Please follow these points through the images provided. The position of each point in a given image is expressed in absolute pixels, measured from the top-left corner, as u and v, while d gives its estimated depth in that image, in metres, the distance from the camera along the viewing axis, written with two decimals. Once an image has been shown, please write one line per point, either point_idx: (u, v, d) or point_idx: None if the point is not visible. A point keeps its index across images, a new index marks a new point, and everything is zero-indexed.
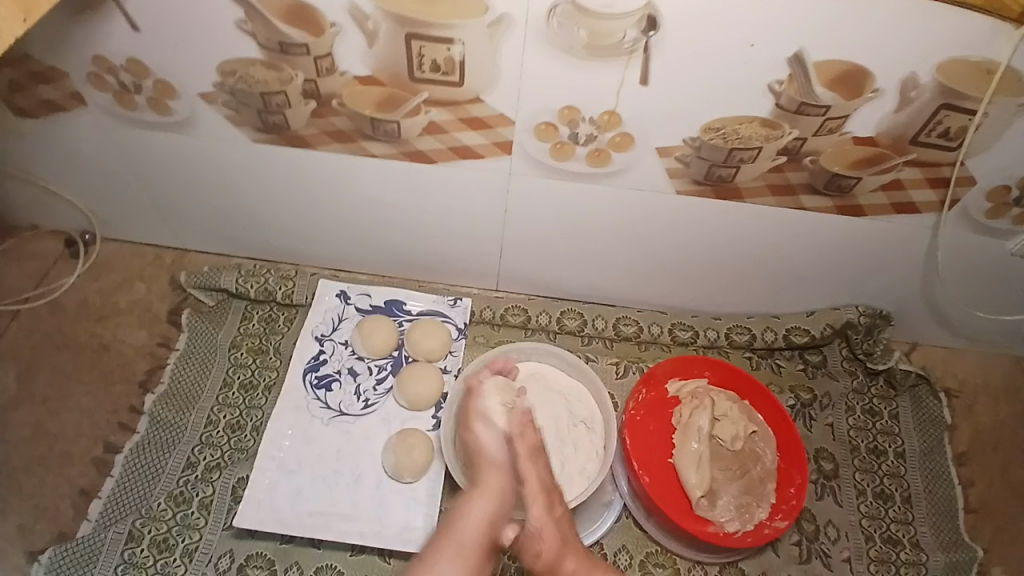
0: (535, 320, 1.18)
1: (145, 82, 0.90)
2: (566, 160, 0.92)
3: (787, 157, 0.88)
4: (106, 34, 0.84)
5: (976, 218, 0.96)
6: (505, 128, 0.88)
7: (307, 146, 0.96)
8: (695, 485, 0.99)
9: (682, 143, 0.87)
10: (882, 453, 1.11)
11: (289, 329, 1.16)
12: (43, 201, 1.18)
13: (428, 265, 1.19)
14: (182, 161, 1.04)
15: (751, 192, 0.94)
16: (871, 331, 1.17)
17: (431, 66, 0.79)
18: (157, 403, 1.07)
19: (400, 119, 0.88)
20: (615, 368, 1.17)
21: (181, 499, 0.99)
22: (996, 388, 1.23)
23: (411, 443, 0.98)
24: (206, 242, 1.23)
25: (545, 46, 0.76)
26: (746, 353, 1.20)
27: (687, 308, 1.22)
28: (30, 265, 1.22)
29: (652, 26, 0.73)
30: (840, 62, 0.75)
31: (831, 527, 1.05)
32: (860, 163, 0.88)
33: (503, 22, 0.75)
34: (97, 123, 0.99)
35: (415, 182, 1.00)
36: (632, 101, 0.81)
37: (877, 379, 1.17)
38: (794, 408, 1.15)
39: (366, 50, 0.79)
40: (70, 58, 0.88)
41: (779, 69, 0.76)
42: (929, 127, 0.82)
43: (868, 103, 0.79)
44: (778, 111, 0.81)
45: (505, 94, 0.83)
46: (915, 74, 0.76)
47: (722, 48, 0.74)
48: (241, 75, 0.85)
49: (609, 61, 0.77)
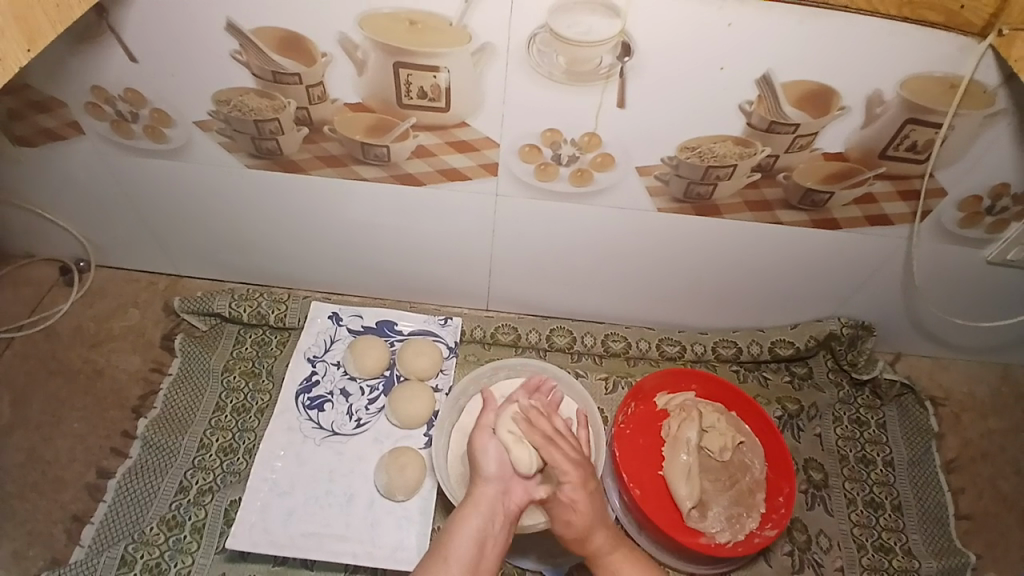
0: (525, 338, 1.20)
1: (143, 112, 0.93)
2: (551, 180, 0.95)
3: (761, 173, 0.92)
4: (105, 66, 0.87)
5: (947, 228, 1.00)
6: (491, 151, 0.92)
7: (300, 171, 0.99)
8: (686, 496, 1.00)
9: (661, 162, 0.91)
10: (870, 461, 1.13)
11: (281, 352, 1.17)
12: (39, 229, 1.20)
13: (419, 286, 1.22)
14: (177, 188, 1.06)
15: (730, 207, 0.98)
16: (854, 341, 1.20)
17: (419, 93, 0.83)
18: (149, 427, 1.08)
19: (389, 144, 0.91)
20: (605, 384, 1.18)
21: (173, 522, 0.99)
22: (978, 396, 1.26)
23: (403, 462, 0.99)
24: (201, 268, 1.25)
25: (527, 70, 0.80)
26: (733, 367, 1.22)
27: (674, 324, 1.25)
28: (23, 293, 1.24)
29: (627, 52, 0.77)
30: (806, 80, 0.79)
31: (823, 537, 1.06)
32: (833, 177, 0.91)
33: (486, 50, 0.78)
34: (94, 151, 1.01)
35: (405, 204, 1.03)
36: (610, 123, 0.85)
37: (863, 390, 1.20)
38: (781, 419, 1.17)
39: (356, 78, 0.83)
40: (69, 88, 0.91)
41: (748, 89, 0.80)
42: (896, 141, 0.86)
43: (835, 120, 0.84)
44: (750, 129, 0.85)
45: (490, 117, 0.86)
46: (879, 91, 0.80)
47: (695, 72, 0.79)
48: (236, 103, 0.89)
49: (587, 85, 0.81)
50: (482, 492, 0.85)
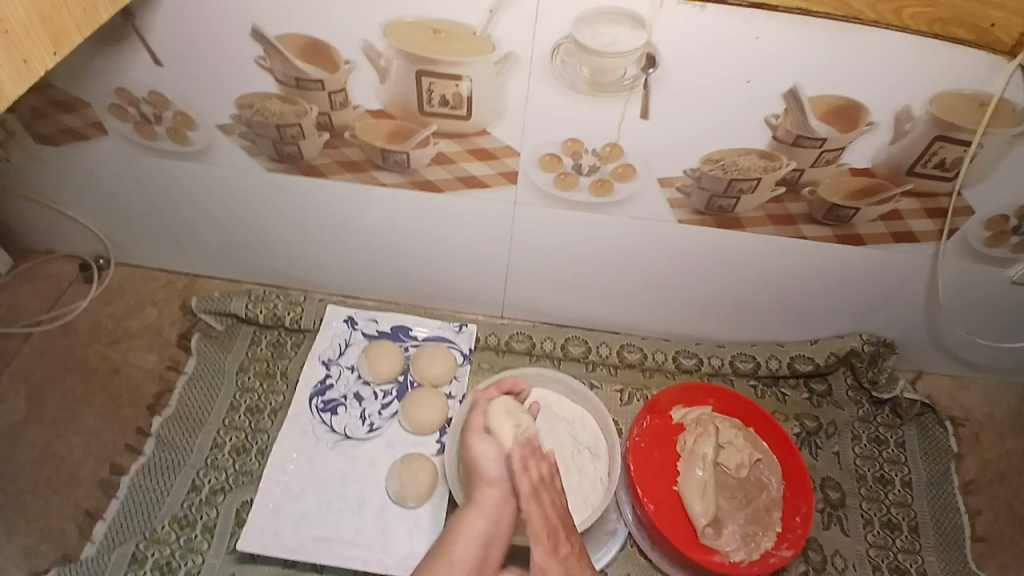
0: (540, 346, 1.19)
1: (166, 114, 0.94)
2: (570, 190, 0.94)
3: (785, 187, 0.90)
4: (130, 69, 0.88)
5: (973, 247, 0.97)
6: (511, 159, 0.91)
7: (319, 175, 0.99)
8: (700, 513, 0.98)
9: (683, 173, 0.89)
10: (889, 481, 1.11)
11: (297, 354, 1.17)
12: (61, 226, 1.22)
13: (434, 292, 1.22)
14: (197, 190, 1.07)
15: (750, 221, 0.96)
16: (876, 359, 1.18)
17: (440, 101, 0.83)
18: (164, 425, 1.09)
19: (409, 151, 0.91)
20: (619, 395, 1.17)
21: (184, 521, 0.99)
22: (1002, 417, 1.22)
23: (416, 469, 0.98)
24: (219, 268, 1.26)
25: (550, 80, 0.79)
26: (750, 381, 1.20)
27: (691, 336, 1.24)
28: (44, 289, 1.25)
29: (651, 63, 0.76)
30: (833, 96, 0.78)
31: (839, 557, 1.04)
32: (859, 192, 0.90)
33: (509, 59, 0.78)
34: (117, 152, 1.03)
35: (423, 209, 1.03)
36: (631, 135, 0.85)
37: (883, 408, 1.17)
38: (799, 437, 1.14)
39: (377, 85, 0.83)
40: (95, 90, 0.93)
41: (775, 103, 0.79)
42: (924, 158, 0.84)
43: (862, 135, 0.82)
44: (774, 143, 0.84)
45: (510, 127, 0.86)
46: (908, 107, 0.78)
47: (718, 86, 0.78)
48: (258, 108, 0.89)
49: (610, 96, 0.80)
50: (487, 493, 0.87)
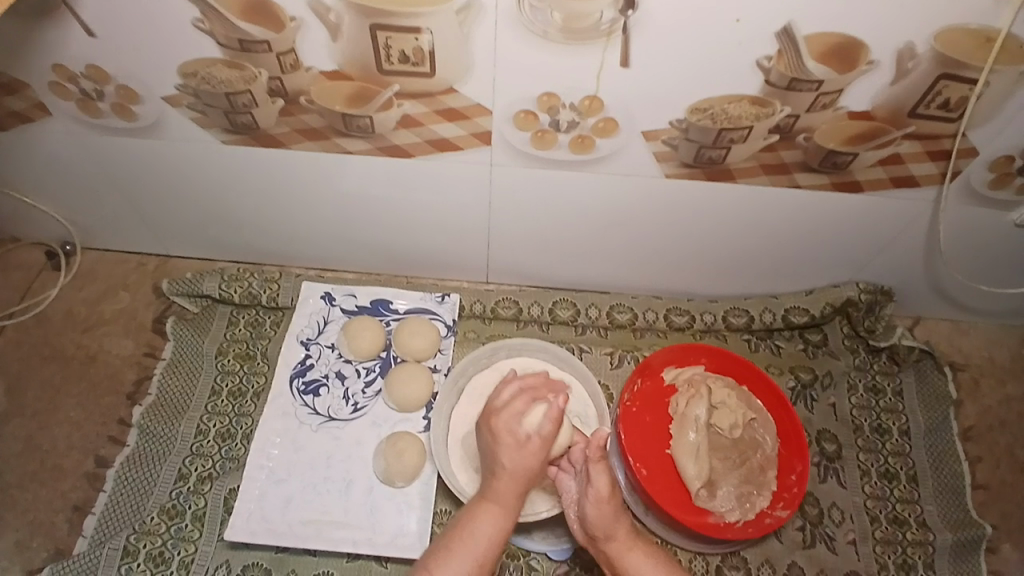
0: (527, 312, 1.15)
1: (107, 87, 0.86)
2: (549, 149, 0.88)
3: (779, 135, 0.84)
4: (61, 39, 0.80)
5: (977, 190, 0.92)
6: (483, 118, 0.84)
7: (280, 145, 0.92)
8: (694, 476, 0.97)
9: (669, 125, 0.83)
10: (886, 431, 1.09)
11: (276, 333, 1.13)
12: (19, 212, 1.15)
13: (415, 259, 1.16)
14: (154, 167, 1.00)
15: (743, 171, 0.90)
16: (872, 308, 1.15)
17: (400, 57, 0.75)
18: (145, 414, 1.05)
19: (373, 114, 0.84)
20: (610, 358, 1.14)
21: (173, 511, 0.98)
22: (999, 361, 1.20)
23: (401, 447, 0.96)
24: (190, 247, 1.20)
25: (519, 29, 0.72)
26: (744, 336, 1.17)
27: (683, 293, 1.20)
28: (11, 279, 1.20)
29: (631, 5, 0.68)
30: (831, 33, 0.71)
31: (835, 510, 1.03)
32: (857, 137, 0.84)
33: (473, 7, 0.70)
34: (62, 131, 0.95)
35: (395, 176, 0.96)
36: (611, 84, 0.78)
37: (879, 356, 1.15)
38: (794, 391, 1.12)
39: (330, 44, 0.75)
40: (27, 65, 0.84)
41: (767, 43, 0.72)
42: (926, 99, 0.78)
43: (862, 76, 0.75)
44: (768, 88, 0.77)
45: (480, 83, 0.79)
46: (911, 43, 0.71)
47: (705, 28, 0.70)
48: (204, 76, 0.82)
49: (587, 43, 0.73)
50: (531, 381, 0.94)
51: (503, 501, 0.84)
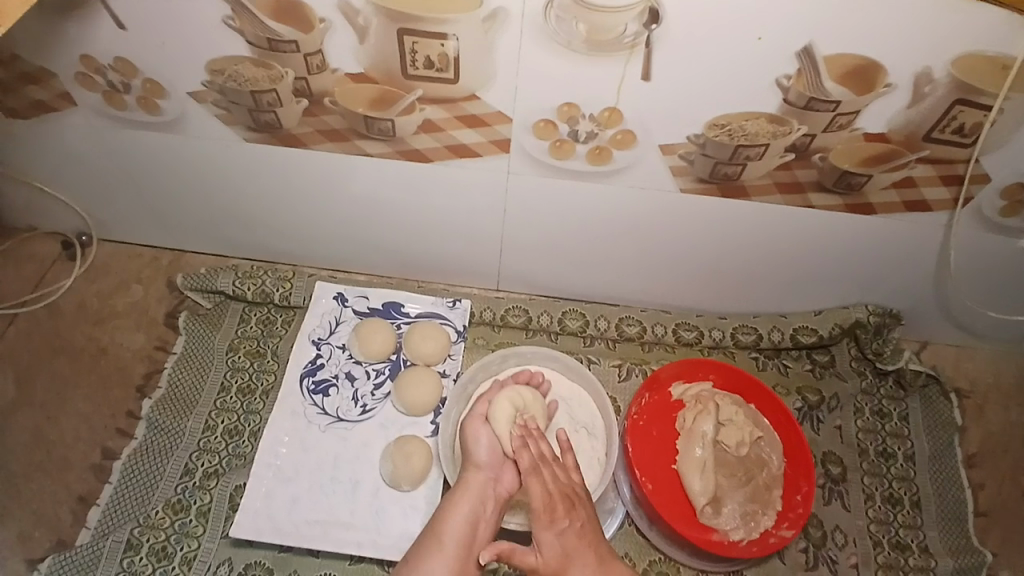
0: (537, 321, 1.15)
1: (135, 82, 0.88)
2: (567, 158, 0.89)
3: (794, 154, 0.85)
4: (94, 34, 0.82)
5: (989, 216, 0.93)
6: (503, 126, 0.85)
7: (301, 145, 0.94)
8: (699, 492, 0.97)
9: (686, 140, 0.84)
10: (891, 455, 1.09)
11: (287, 332, 1.13)
12: (39, 203, 1.16)
13: (427, 264, 1.17)
14: (175, 162, 1.02)
15: (758, 189, 0.91)
16: (881, 330, 1.14)
17: (425, 63, 0.77)
18: (154, 408, 1.06)
19: (394, 118, 0.85)
20: (618, 371, 1.14)
21: (178, 506, 0.97)
22: (1008, 388, 1.20)
23: (409, 450, 0.96)
24: (204, 243, 1.21)
25: (542, 39, 0.73)
26: (752, 354, 1.17)
27: (692, 309, 1.20)
28: (27, 268, 1.21)
29: (654, 19, 0.70)
30: (849, 55, 0.72)
31: (839, 533, 1.02)
32: (872, 159, 0.84)
33: (498, 16, 0.72)
34: (89, 124, 0.97)
35: (413, 180, 0.97)
36: (632, 96, 0.79)
37: (886, 379, 1.14)
38: (801, 411, 1.12)
39: (356, 46, 0.77)
40: (59, 59, 0.86)
41: (788, 62, 0.73)
42: (942, 123, 0.79)
43: (879, 98, 0.76)
44: (785, 106, 0.78)
45: (502, 91, 0.80)
46: (929, 67, 0.72)
47: (725, 44, 0.72)
48: (230, 73, 0.83)
49: (609, 55, 0.74)
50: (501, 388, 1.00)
51: (477, 486, 0.88)
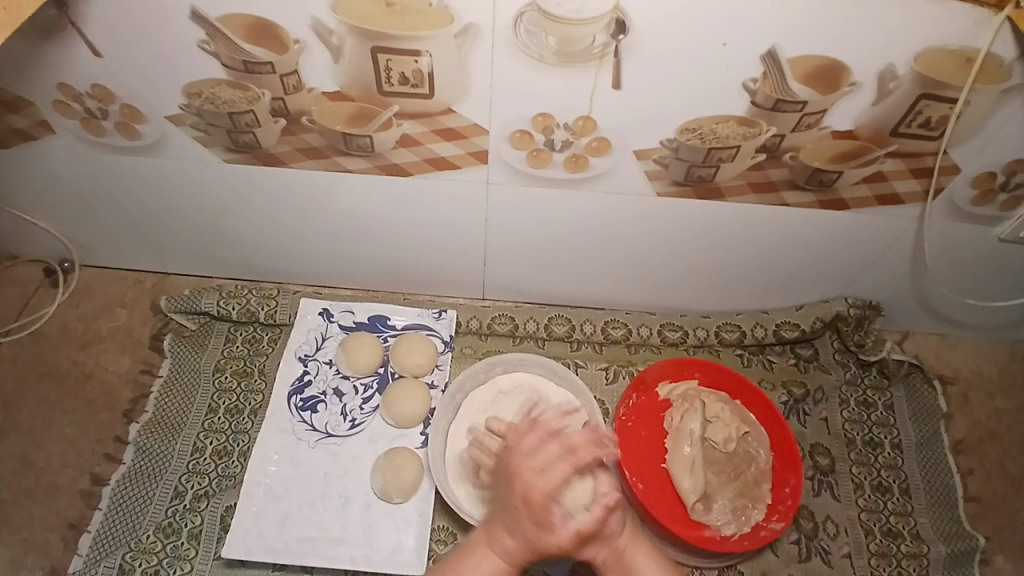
0: (523, 328, 1.16)
1: (112, 107, 0.88)
2: (544, 167, 0.90)
3: (766, 154, 0.87)
4: (69, 61, 0.82)
5: (960, 206, 0.95)
6: (480, 138, 0.87)
7: (282, 164, 0.94)
8: (689, 490, 0.98)
9: (660, 145, 0.86)
10: (878, 445, 1.11)
11: (273, 350, 1.13)
12: (19, 229, 1.16)
13: (412, 276, 1.18)
14: (155, 185, 1.02)
15: (733, 190, 0.93)
16: (862, 322, 1.17)
17: (400, 79, 0.78)
18: (141, 432, 1.05)
19: (373, 133, 0.86)
20: (605, 373, 1.15)
21: (170, 529, 0.97)
22: (988, 374, 1.22)
23: (399, 463, 0.96)
24: (188, 264, 1.21)
25: (514, 52, 0.75)
26: (736, 352, 1.19)
27: (676, 309, 1.22)
28: (9, 295, 1.20)
29: (621, 29, 0.71)
30: (813, 57, 0.74)
31: (830, 523, 1.04)
32: (842, 156, 0.86)
33: (470, 31, 0.73)
34: (67, 149, 0.97)
35: (394, 194, 0.98)
36: (604, 105, 0.80)
37: (870, 370, 1.16)
38: (787, 405, 1.14)
39: (332, 65, 0.78)
40: (34, 86, 0.87)
41: (753, 66, 0.75)
42: (908, 118, 0.81)
43: (845, 97, 0.78)
44: (754, 109, 0.80)
45: (477, 104, 0.81)
46: (891, 65, 0.75)
47: (692, 52, 0.74)
48: (208, 96, 0.84)
49: (580, 66, 0.75)
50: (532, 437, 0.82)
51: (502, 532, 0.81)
